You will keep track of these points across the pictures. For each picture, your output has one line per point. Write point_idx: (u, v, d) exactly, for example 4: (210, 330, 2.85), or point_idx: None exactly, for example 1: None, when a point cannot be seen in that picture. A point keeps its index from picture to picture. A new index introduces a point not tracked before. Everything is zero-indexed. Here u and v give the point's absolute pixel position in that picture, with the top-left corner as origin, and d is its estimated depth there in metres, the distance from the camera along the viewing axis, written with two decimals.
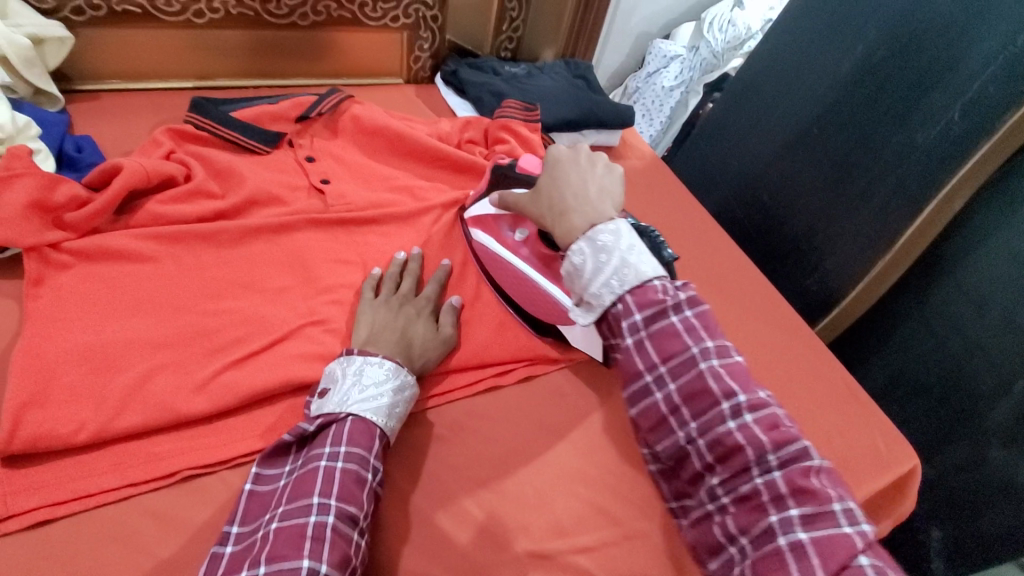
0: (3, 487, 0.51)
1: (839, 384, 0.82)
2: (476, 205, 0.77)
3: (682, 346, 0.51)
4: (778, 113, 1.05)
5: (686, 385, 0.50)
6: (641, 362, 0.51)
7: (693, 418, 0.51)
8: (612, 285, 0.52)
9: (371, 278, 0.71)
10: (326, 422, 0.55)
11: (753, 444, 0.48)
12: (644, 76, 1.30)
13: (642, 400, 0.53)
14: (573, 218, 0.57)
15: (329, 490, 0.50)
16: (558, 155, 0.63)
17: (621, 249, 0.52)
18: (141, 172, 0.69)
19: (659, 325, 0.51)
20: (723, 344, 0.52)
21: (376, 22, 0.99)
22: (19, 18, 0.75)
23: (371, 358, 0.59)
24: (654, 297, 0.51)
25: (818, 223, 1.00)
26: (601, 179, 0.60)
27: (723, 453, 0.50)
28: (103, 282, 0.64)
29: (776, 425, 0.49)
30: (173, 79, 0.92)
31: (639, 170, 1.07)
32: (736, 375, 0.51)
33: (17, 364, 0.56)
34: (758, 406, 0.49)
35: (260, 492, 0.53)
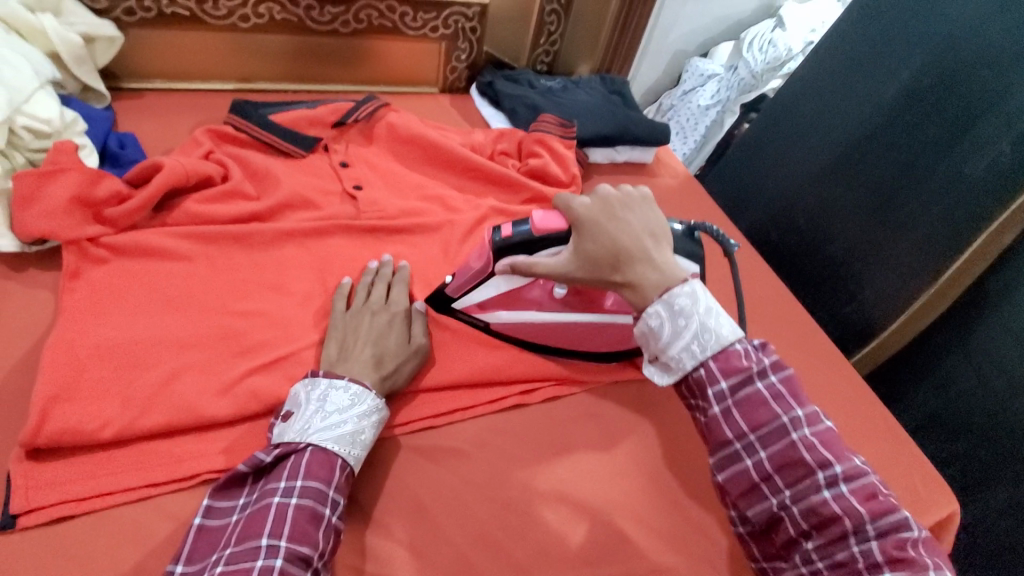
0: (28, 480, 0.51)
1: (879, 421, 0.79)
2: (469, 294, 0.69)
3: (772, 415, 0.48)
4: (818, 136, 1.02)
5: (778, 455, 0.48)
6: (728, 430, 0.49)
7: (786, 487, 0.48)
8: (693, 351, 0.50)
9: (341, 290, 0.68)
10: (285, 452, 0.52)
11: (850, 514, 0.45)
12: (679, 93, 1.29)
13: (730, 467, 0.50)
14: (649, 280, 0.54)
15: (280, 530, 0.46)
16: (586, 211, 0.59)
17: (700, 313, 0.51)
18: (180, 172, 0.70)
19: (744, 392, 0.49)
20: (812, 410, 0.49)
21: (416, 32, 1.00)
22: (71, 17, 0.77)
23: (337, 382, 0.56)
24: (739, 363, 0.50)
25: (858, 250, 0.97)
26: (648, 227, 0.58)
27: (819, 522, 0.46)
28: (137, 278, 0.65)
29: (873, 494, 0.46)
30: (215, 81, 0.94)
31: (674, 189, 1.05)
32: (829, 443, 0.48)
33: (49, 357, 0.57)
34: (854, 475, 0.46)
35: (209, 527, 0.50)
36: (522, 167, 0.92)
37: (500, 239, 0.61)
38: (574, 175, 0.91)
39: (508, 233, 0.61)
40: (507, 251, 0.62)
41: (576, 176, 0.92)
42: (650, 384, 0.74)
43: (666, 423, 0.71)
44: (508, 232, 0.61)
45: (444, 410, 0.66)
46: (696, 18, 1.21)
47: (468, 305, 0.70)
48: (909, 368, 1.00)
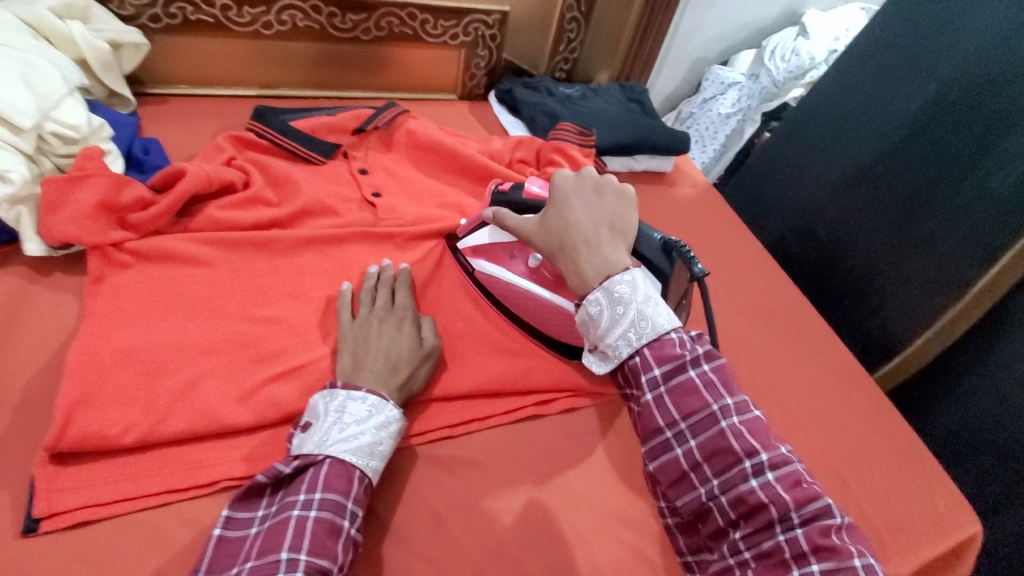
0: (50, 484, 0.52)
1: (901, 439, 0.77)
2: (472, 235, 0.75)
3: (702, 403, 0.49)
4: (841, 148, 1.01)
5: (707, 443, 0.48)
6: (660, 418, 0.50)
7: (714, 476, 0.48)
8: (628, 338, 0.50)
9: (343, 298, 0.68)
10: (304, 464, 0.52)
11: (775, 502, 0.46)
12: (699, 102, 1.26)
13: (662, 455, 0.50)
14: (589, 263, 0.54)
15: (299, 543, 0.46)
16: (563, 185, 0.60)
17: (637, 301, 0.50)
18: (203, 177, 0.71)
19: (677, 380, 0.50)
20: (743, 400, 0.50)
21: (436, 39, 1.00)
22: (100, 24, 0.79)
23: (354, 394, 0.56)
24: (673, 351, 0.50)
25: (880, 265, 0.95)
26: (611, 217, 0.58)
27: (746, 511, 0.47)
28: (159, 284, 0.66)
29: (798, 482, 0.47)
30: (237, 87, 0.94)
31: (692, 199, 1.04)
32: (757, 431, 0.48)
33: (73, 361, 0.57)
34: (780, 463, 0.47)
35: (228, 539, 0.49)
36: (540, 175, 0.91)
37: (498, 191, 0.70)
38: None
39: (505, 189, 0.69)
40: (498, 203, 0.69)
41: None
42: None
43: None
44: (506, 189, 0.69)
45: (461, 420, 0.66)
46: (716, 25, 1.20)
47: (466, 247, 0.76)
48: (926, 384, 0.98)
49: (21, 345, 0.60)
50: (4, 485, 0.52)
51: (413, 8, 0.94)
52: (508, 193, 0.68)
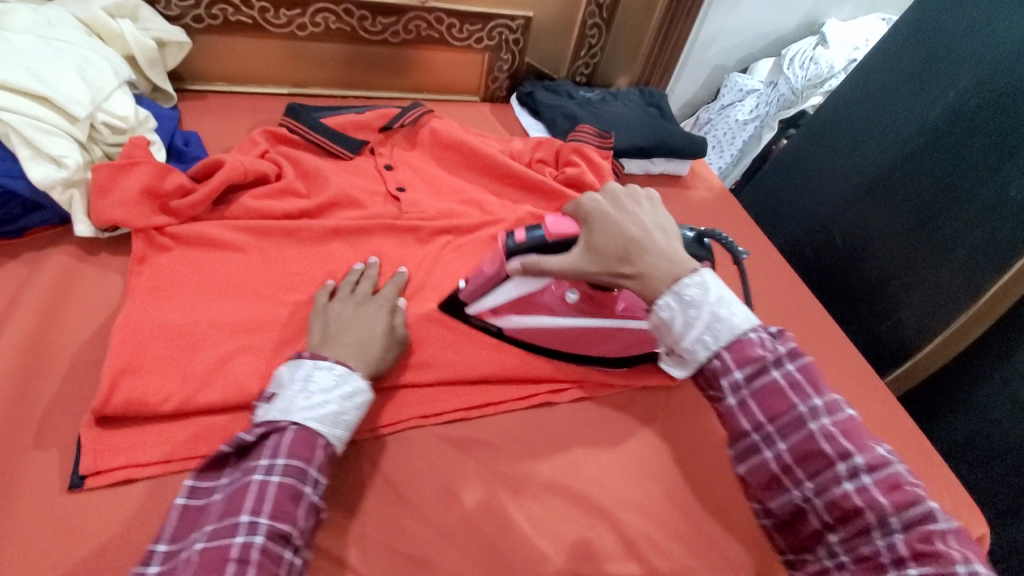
0: (96, 444, 0.56)
1: (910, 442, 0.78)
2: (484, 298, 0.70)
3: (788, 405, 0.48)
4: (860, 154, 1.02)
5: (797, 446, 0.48)
6: (745, 422, 0.49)
7: (807, 478, 0.48)
8: (706, 341, 0.50)
9: (325, 288, 0.69)
10: (267, 431, 0.52)
11: (873, 507, 0.44)
12: (717, 108, 1.30)
13: (750, 459, 0.50)
14: (658, 269, 0.54)
15: (259, 508, 0.47)
16: (595, 205, 0.60)
17: (711, 302, 0.50)
18: (240, 169, 0.75)
19: (760, 382, 0.49)
20: (833, 400, 0.48)
21: (461, 43, 1.04)
22: (147, 23, 0.83)
23: (321, 363, 0.56)
24: (754, 352, 0.49)
25: (895, 270, 0.96)
26: (657, 222, 0.59)
27: (841, 515, 0.46)
28: (197, 266, 0.70)
29: (898, 484, 0.45)
30: (271, 85, 0.99)
31: (708, 202, 1.06)
32: (851, 432, 0.47)
33: (118, 333, 0.61)
34: (877, 465, 0.45)
35: (192, 508, 0.50)
36: (559, 175, 0.94)
37: (513, 241, 0.63)
38: None
39: (521, 237, 0.62)
40: (520, 252, 0.62)
41: None
42: (677, 391, 0.75)
43: (693, 430, 0.72)
44: (521, 236, 0.62)
45: (477, 403, 0.69)
46: (736, 33, 1.22)
47: (480, 309, 0.71)
48: (941, 393, 0.98)
49: (69, 318, 0.65)
50: (54, 444, 0.56)
51: (440, 12, 0.97)
52: (527, 243, 0.62)
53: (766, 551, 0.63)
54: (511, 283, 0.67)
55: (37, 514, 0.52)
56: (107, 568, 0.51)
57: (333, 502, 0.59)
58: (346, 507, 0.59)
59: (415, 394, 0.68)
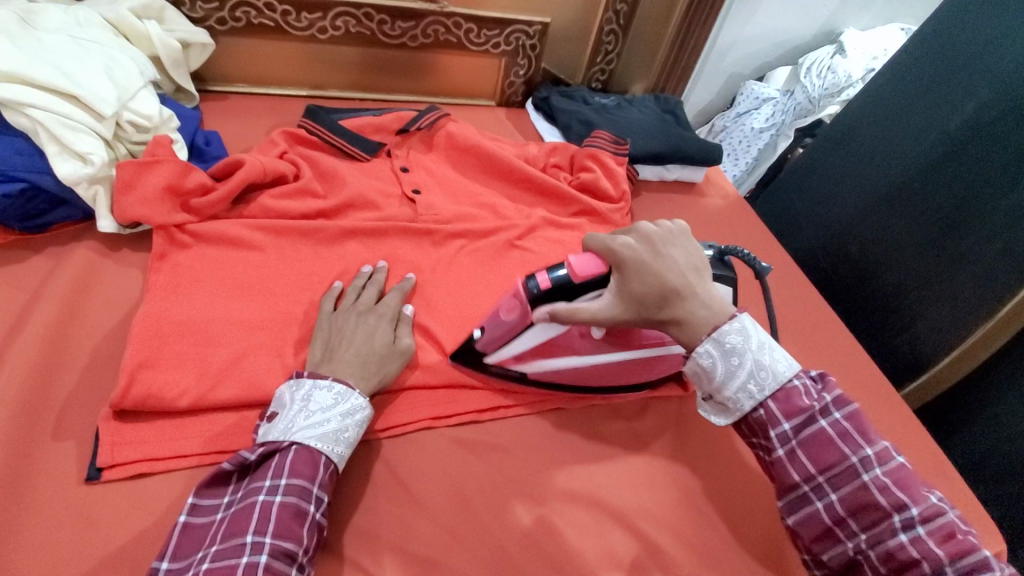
0: (113, 437, 0.56)
1: (926, 456, 0.77)
2: (505, 347, 0.65)
3: (839, 455, 0.51)
4: (877, 164, 1.01)
5: (849, 497, 0.50)
6: (796, 473, 0.52)
7: (862, 530, 0.50)
8: (750, 390, 0.53)
9: (331, 292, 0.69)
10: (269, 451, 0.53)
11: (929, 558, 0.47)
12: (733, 115, 1.28)
13: (801, 510, 0.53)
14: (702, 318, 0.55)
15: (263, 527, 0.47)
16: (629, 248, 0.56)
17: (752, 350, 0.53)
18: (259, 169, 0.76)
19: (809, 432, 0.52)
20: (883, 448, 0.51)
21: (478, 47, 1.04)
22: (172, 24, 0.85)
23: (321, 382, 0.57)
24: (801, 402, 0.53)
25: (913, 282, 0.95)
26: (690, 261, 0.58)
27: (898, 567, 0.48)
28: (215, 263, 0.71)
29: (952, 534, 0.47)
30: (291, 87, 1.00)
31: (723, 210, 1.06)
32: (903, 483, 0.50)
33: (138, 328, 0.62)
34: (930, 516, 0.48)
35: (194, 525, 0.50)
36: (574, 180, 0.94)
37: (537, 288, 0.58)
38: (624, 191, 0.93)
39: (545, 282, 0.58)
40: (546, 299, 0.58)
41: (625, 193, 0.93)
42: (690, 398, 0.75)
43: (705, 438, 0.71)
44: (545, 281, 0.58)
45: (489, 406, 0.69)
46: (753, 41, 1.21)
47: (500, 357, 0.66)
48: (955, 407, 0.96)
49: (90, 314, 0.66)
50: (72, 436, 0.57)
51: (459, 17, 0.98)
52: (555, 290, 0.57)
53: (779, 564, 0.63)
54: (534, 329, 0.62)
55: (54, 506, 0.53)
56: (122, 560, 0.51)
57: (346, 501, 0.59)
58: (358, 506, 0.59)
59: (427, 395, 0.68)
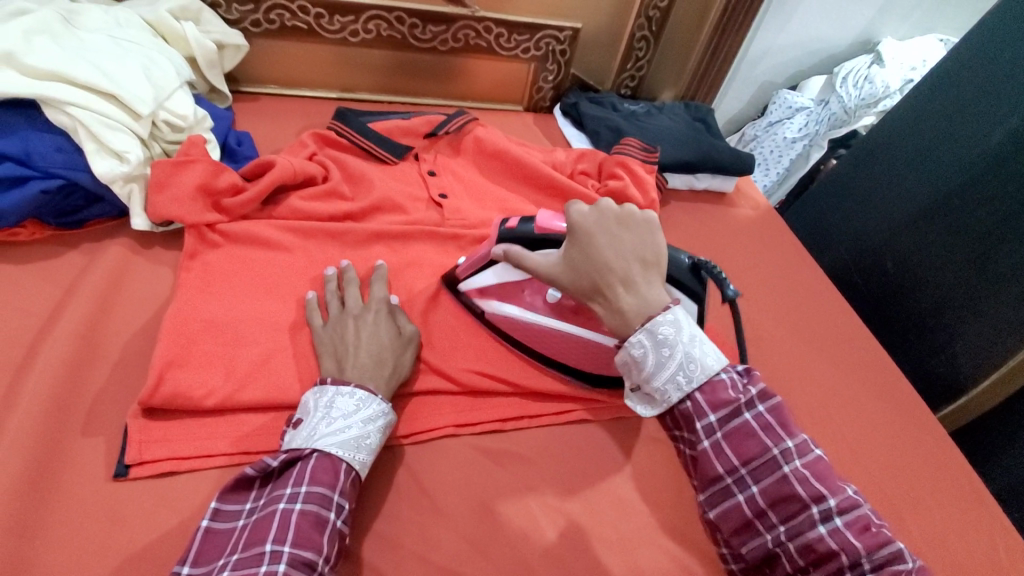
0: (141, 435, 0.57)
1: (961, 480, 0.74)
2: (474, 276, 0.70)
3: (761, 447, 0.47)
4: (914, 178, 0.98)
5: (769, 490, 0.47)
6: (719, 465, 0.48)
7: (781, 522, 0.46)
8: (678, 381, 0.49)
9: (309, 305, 0.67)
10: (292, 458, 0.53)
11: (846, 549, 0.43)
12: (764, 125, 1.26)
13: (721, 504, 0.49)
14: (629, 306, 0.51)
15: (283, 536, 0.47)
16: (581, 220, 0.55)
17: (684, 342, 0.49)
18: (290, 170, 0.77)
19: (733, 424, 0.48)
20: (803, 440, 0.47)
21: (508, 52, 1.04)
22: (208, 26, 0.86)
23: (343, 389, 0.57)
24: (726, 395, 0.49)
25: (951, 300, 0.91)
26: (640, 249, 0.54)
27: (817, 559, 0.45)
28: (244, 263, 0.71)
29: (868, 525, 0.44)
30: (320, 89, 1.01)
31: (752, 221, 1.04)
32: (822, 474, 0.46)
33: (168, 326, 0.63)
34: (847, 507, 0.45)
35: (216, 530, 0.50)
36: (601, 187, 0.92)
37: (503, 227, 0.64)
38: (652, 201, 0.91)
39: (514, 225, 0.63)
40: (509, 240, 0.63)
41: (654, 202, 0.91)
42: None
43: None
44: (514, 225, 0.63)
45: (513, 416, 0.68)
46: (788, 49, 1.19)
47: (468, 288, 0.71)
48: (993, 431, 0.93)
49: (121, 310, 0.67)
50: (102, 432, 0.58)
51: (489, 22, 0.98)
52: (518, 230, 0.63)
53: None
54: (495, 270, 0.67)
55: (82, 502, 0.53)
56: (148, 557, 0.51)
57: (367, 506, 0.59)
58: (380, 513, 0.58)
59: (452, 403, 0.67)
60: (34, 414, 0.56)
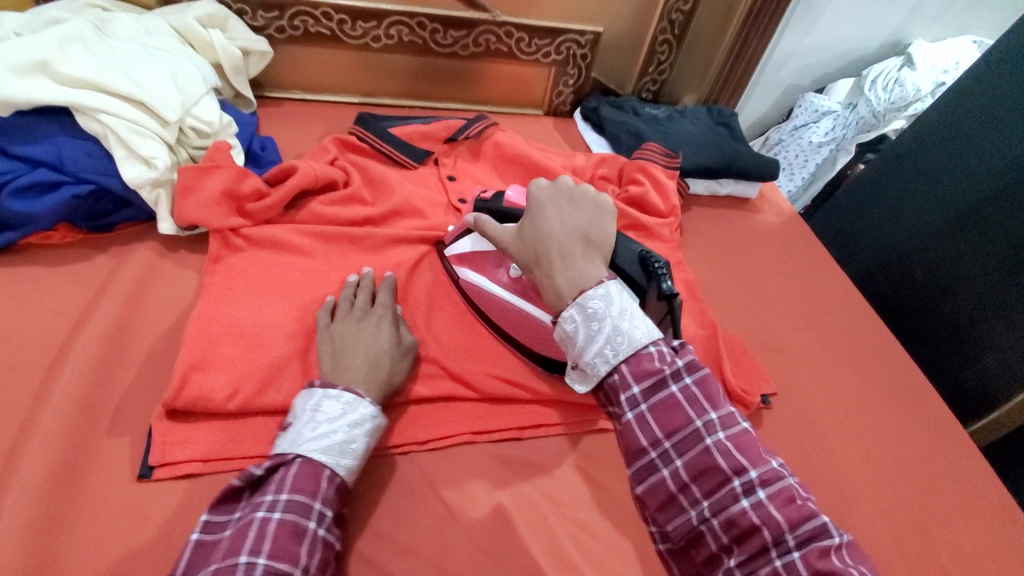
0: (165, 436, 0.58)
1: (993, 498, 0.72)
2: (456, 242, 0.75)
3: (685, 419, 0.48)
4: (944, 186, 0.96)
5: (692, 462, 0.47)
6: (643, 437, 0.48)
7: (704, 496, 0.46)
8: (605, 355, 0.50)
9: (325, 306, 0.67)
10: (275, 464, 0.53)
11: (769, 524, 0.43)
12: (789, 128, 1.23)
13: (647, 479, 0.48)
14: (559, 274, 0.54)
15: (259, 546, 0.47)
16: (539, 194, 0.60)
17: (613, 316, 0.50)
18: (311, 175, 0.78)
19: (659, 396, 0.48)
20: (728, 413, 0.48)
21: (529, 56, 1.04)
22: (234, 33, 0.87)
23: (331, 392, 0.57)
24: (651, 365, 0.49)
25: (983, 312, 0.88)
26: (586, 228, 0.58)
27: (738, 534, 0.44)
28: (267, 268, 0.72)
29: (791, 498, 0.44)
30: (342, 94, 1.02)
31: (777, 227, 1.02)
32: (744, 447, 0.47)
33: (192, 329, 0.64)
34: (770, 480, 0.45)
35: (205, 542, 0.50)
36: (622, 192, 0.90)
37: (479, 198, 0.72)
38: (673, 207, 0.90)
39: (487, 197, 0.72)
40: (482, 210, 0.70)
41: (674, 208, 0.90)
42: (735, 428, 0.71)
43: None
44: (488, 198, 0.72)
45: (529, 424, 0.67)
46: (814, 52, 1.16)
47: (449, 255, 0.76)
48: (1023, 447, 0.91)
49: (147, 313, 0.68)
50: (126, 433, 0.59)
51: (510, 27, 0.98)
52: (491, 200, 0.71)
53: None
54: (473, 237, 0.73)
55: (107, 501, 0.54)
56: (169, 557, 0.52)
57: (384, 512, 0.59)
58: (397, 519, 0.59)
59: (468, 410, 0.67)
60: (63, 414, 0.57)
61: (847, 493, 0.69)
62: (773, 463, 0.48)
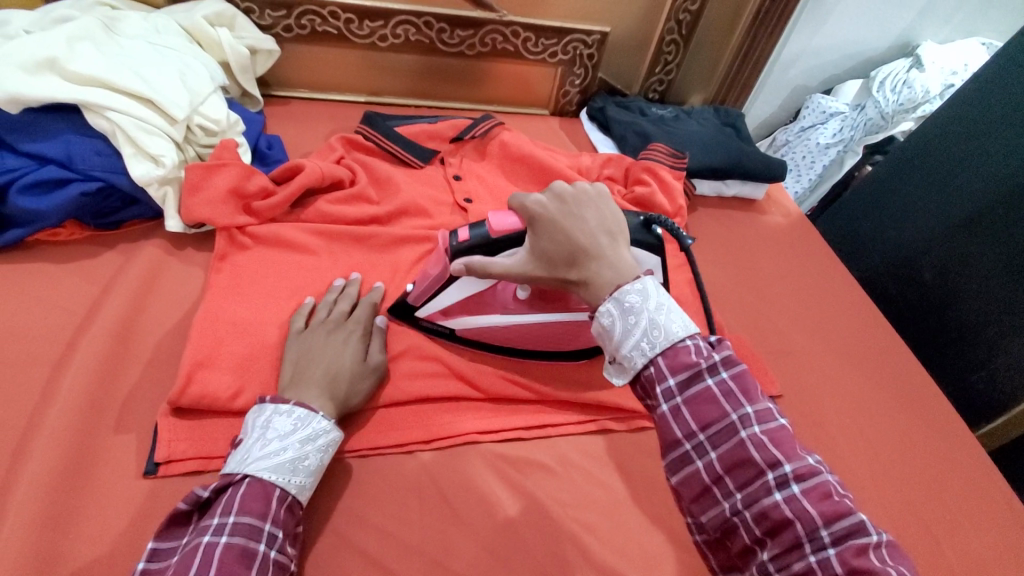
0: (170, 433, 0.58)
1: (1001, 503, 0.71)
2: (432, 301, 0.67)
3: (720, 413, 0.47)
4: (952, 188, 0.95)
5: (726, 455, 0.46)
6: (677, 429, 0.47)
7: (737, 489, 0.46)
8: (643, 348, 0.48)
9: (302, 309, 0.67)
10: (223, 485, 0.51)
11: (803, 519, 0.43)
12: (796, 129, 1.23)
13: (682, 469, 0.48)
14: (606, 278, 0.52)
15: (203, 572, 0.44)
16: (543, 207, 0.56)
17: (650, 309, 0.49)
18: (318, 173, 0.78)
19: (694, 388, 0.47)
20: (765, 407, 0.47)
21: (535, 56, 1.04)
22: (242, 32, 0.88)
23: (281, 407, 0.55)
24: (688, 359, 0.48)
25: (993, 313, 0.88)
26: (605, 224, 0.56)
27: (771, 527, 0.44)
28: (273, 266, 0.72)
29: (827, 495, 0.43)
30: (348, 94, 1.02)
31: (784, 228, 1.01)
32: (781, 441, 0.45)
33: (199, 327, 0.64)
34: (806, 475, 0.44)
35: (150, 571, 0.47)
36: (628, 193, 0.90)
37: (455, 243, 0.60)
38: (679, 208, 0.90)
39: (465, 236, 0.60)
40: (464, 252, 0.60)
41: (680, 208, 0.90)
42: None
43: None
44: (465, 235, 0.60)
45: (533, 424, 0.67)
46: (822, 53, 1.16)
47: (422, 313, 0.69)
48: None
49: (153, 310, 0.68)
50: (132, 430, 0.59)
51: (517, 26, 0.98)
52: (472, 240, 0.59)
53: None
54: (456, 285, 0.64)
55: (112, 498, 0.55)
56: None
57: (389, 511, 0.59)
58: (401, 518, 0.59)
59: (472, 410, 0.67)
60: (69, 410, 0.57)
61: (853, 497, 0.68)
62: (811, 458, 0.47)
